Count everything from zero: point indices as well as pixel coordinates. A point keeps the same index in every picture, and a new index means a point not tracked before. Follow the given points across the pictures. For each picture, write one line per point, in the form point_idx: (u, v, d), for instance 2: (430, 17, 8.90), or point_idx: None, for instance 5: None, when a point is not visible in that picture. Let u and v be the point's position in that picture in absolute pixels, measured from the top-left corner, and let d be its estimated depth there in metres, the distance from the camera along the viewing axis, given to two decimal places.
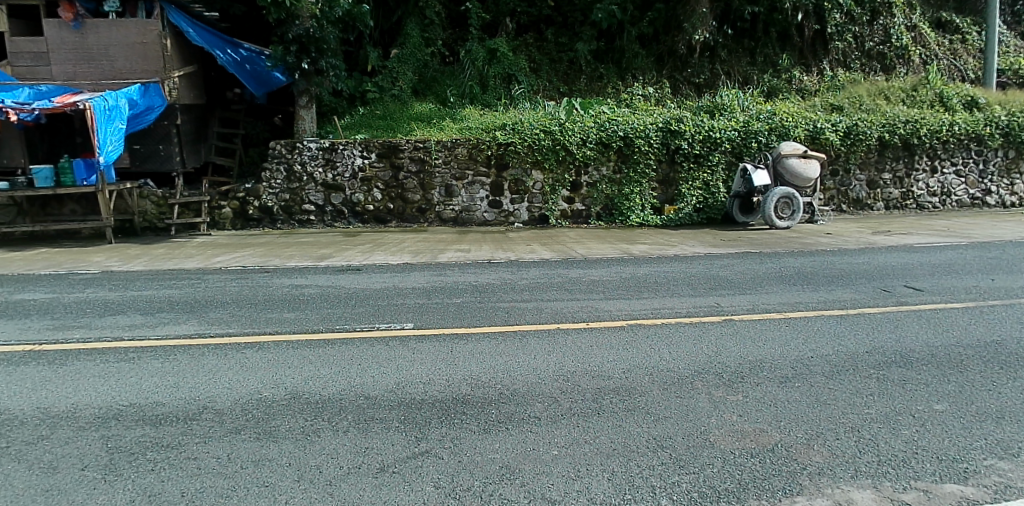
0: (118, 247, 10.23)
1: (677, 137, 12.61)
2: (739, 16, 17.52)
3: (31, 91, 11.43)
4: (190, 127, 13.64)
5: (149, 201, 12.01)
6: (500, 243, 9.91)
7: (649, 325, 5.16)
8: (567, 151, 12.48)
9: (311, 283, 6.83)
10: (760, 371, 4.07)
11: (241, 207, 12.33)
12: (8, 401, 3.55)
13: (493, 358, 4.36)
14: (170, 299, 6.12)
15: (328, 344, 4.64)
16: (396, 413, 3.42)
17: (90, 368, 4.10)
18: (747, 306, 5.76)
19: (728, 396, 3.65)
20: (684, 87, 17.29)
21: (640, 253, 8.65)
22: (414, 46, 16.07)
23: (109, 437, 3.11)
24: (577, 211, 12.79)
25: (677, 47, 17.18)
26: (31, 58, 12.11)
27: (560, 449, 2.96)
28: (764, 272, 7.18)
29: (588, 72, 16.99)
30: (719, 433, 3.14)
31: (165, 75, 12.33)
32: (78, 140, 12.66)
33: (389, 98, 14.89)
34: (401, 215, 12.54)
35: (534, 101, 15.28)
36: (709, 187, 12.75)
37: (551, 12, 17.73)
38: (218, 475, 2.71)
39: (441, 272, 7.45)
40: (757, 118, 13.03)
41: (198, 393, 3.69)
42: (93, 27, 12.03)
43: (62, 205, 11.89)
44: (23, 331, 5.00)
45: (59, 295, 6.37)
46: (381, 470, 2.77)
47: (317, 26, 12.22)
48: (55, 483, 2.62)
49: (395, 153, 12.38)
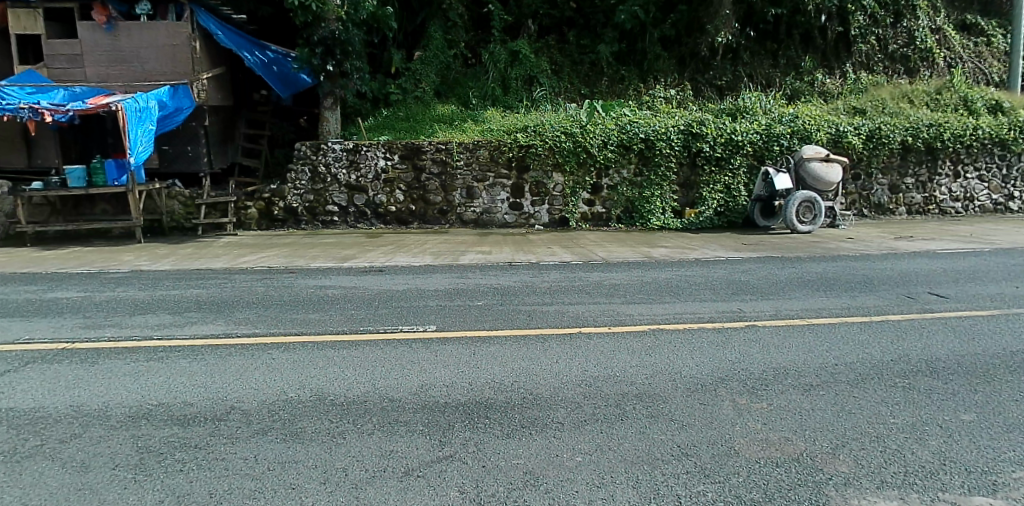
0: (147, 247, 10.35)
1: (699, 139, 12.50)
2: (763, 18, 17.38)
3: (66, 93, 11.65)
4: (217, 128, 13.79)
5: (177, 201, 12.16)
6: (521, 245, 9.96)
7: (673, 329, 5.14)
8: (588, 153, 12.47)
9: (334, 283, 6.88)
10: (785, 378, 4.05)
11: (266, 207, 12.43)
12: (40, 398, 3.62)
13: (519, 361, 4.36)
14: (198, 298, 6.21)
15: (353, 345, 4.67)
16: (420, 416, 3.47)
17: (121, 367, 4.15)
18: (770, 311, 5.70)
19: (754, 403, 3.63)
20: (707, 89, 17.16)
21: (662, 257, 8.63)
22: (437, 48, 16.14)
23: (140, 437, 3.18)
24: (597, 214, 12.76)
25: (700, 49, 17.12)
26: (66, 60, 12.31)
27: (584, 456, 2.96)
28: (783, 278, 7.09)
29: (610, 73, 16.94)
30: (743, 441, 3.13)
31: (193, 77, 12.45)
32: (110, 141, 12.84)
33: (412, 100, 15.00)
34: (422, 216, 12.59)
35: (556, 102, 15.30)
36: (731, 191, 12.62)
37: (573, 13, 17.81)
38: (248, 476, 2.77)
39: (461, 274, 7.46)
40: (779, 121, 12.86)
41: (226, 392, 3.74)
42: (124, 29, 12.22)
43: (94, 205, 12.13)
44: (56, 330, 5.06)
45: (91, 294, 6.46)
46: (407, 473, 2.80)
47: (342, 28, 12.32)
48: (88, 482, 2.70)
49: (418, 155, 12.44)
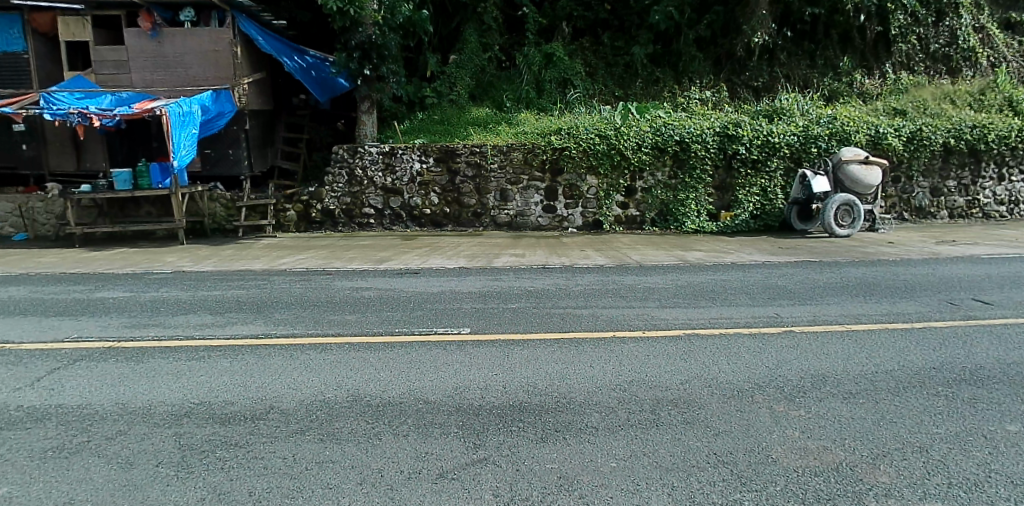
0: (188, 248, 10.60)
1: (734, 141, 12.31)
2: (800, 18, 17.16)
3: (113, 98, 12.10)
4: (258, 132, 14.03)
5: (219, 204, 12.44)
6: (554, 248, 9.91)
7: (709, 334, 5.04)
8: (622, 156, 12.39)
9: (370, 285, 6.93)
10: (823, 386, 3.93)
11: (304, 210, 12.62)
12: (88, 395, 3.72)
13: (552, 365, 4.33)
14: (239, 298, 6.31)
15: (388, 346, 4.68)
16: (454, 418, 3.46)
17: (165, 366, 4.23)
18: (808, 316, 5.57)
19: (791, 411, 3.53)
20: (743, 90, 16.87)
21: (697, 260, 8.51)
22: (472, 51, 16.22)
23: (182, 434, 3.24)
24: (631, 217, 12.68)
25: (736, 50, 16.87)
26: (113, 66, 12.71)
27: (619, 461, 2.91)
28: (823, 282, 6.93)
29: (644, 75, 16.83)
30: (781, 449, 3.03)
31: (235, 82, 12.70)
32: (154, 145, 13.09)
33: (447, 103, 15.14)
34: (456, 219, 12.65)
35: (590, 105, 15.25)
36: (767, 193, 12.44)
37: (607, 15, 17.81)
38: (286, 475, 2.78)
39: (496, 276, 7.45)
40: (817, 123, 12.61)
41: (265, 392, 3.79)
42: (169, 36, 12.51)
43: (139, 206, 12.47)
44: (104, 328, 5.20)
45: (136, 294, 6.62)
46: (440, 475, 2.78)
47: (379, 33, 12.46)
48: (132, 478, 2.74)
49: (452, 158, 12.50)
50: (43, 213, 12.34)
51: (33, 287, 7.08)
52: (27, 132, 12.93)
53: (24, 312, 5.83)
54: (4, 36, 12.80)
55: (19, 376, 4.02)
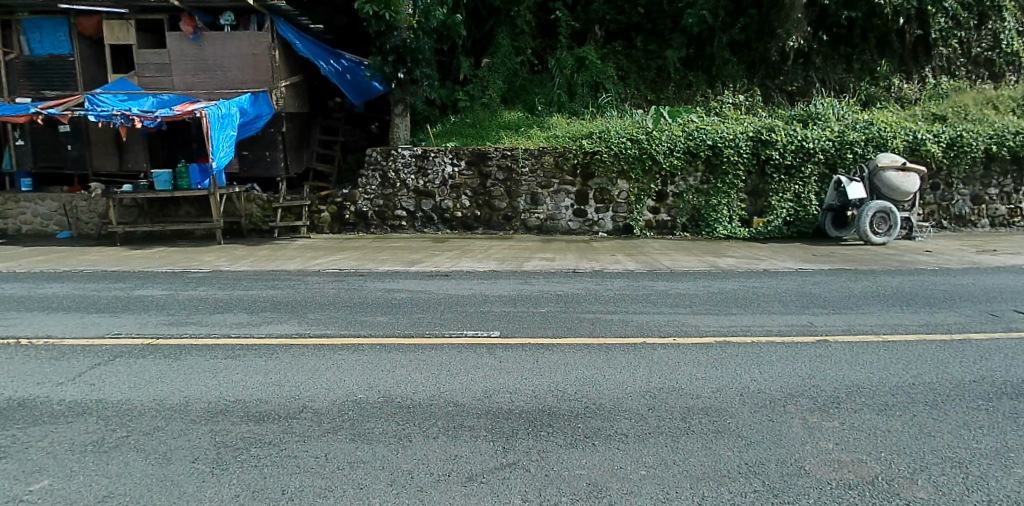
0: (225, 247, 10.82)
1: (768, 146, 12.11)
2: (836, 21, 16.77)
3: (155, 100, 12.69)
4: (294, 135, 14.25)
5: (255, 205, 12.69)
6: (585, 252, 9.87)
7: (740, 343, 4.94)
8: (654, 161, 12.32)
9: (402, 287, 6.96)
10: (858, 397, 3.83)
11: (338, 211, 12.81)
12: (127, 392, 3.79)
13: (581, 370, 4.29)
14: (273, 298, 6.41)
15: (417, 348, 4.71)
16: (484, 422, 3.44)
17: (202, 363, 4.31)
18: (843, 326, 5.44)
19: (825, 422, 3.45)
20: (777, 95, 16.60)
21: (729, 267, 8.40)
22: (504, 55, 16.32)
23: (217, 431, 3.28)
24: (662, 222, 12.59)
25: (770, 54, 16.63)
26: (155, 69, 13.01)
27: (648, 469, 2.87)
28: (860, 290, 6.80)
29: (677, 79, 16.74)
30: (815, 461, 2.96)
31: (272, 85, 12.94)
32: (193, 147, 13.61)
33: (479, 106, 15.21)
34: (487, 222, 12.68)
35: (621, 109, 15.23)
36: (801, 199, 12.17)
37: (641, 18, 17.88)
38: (317, 475, 2.79)
39: (526, 280, 7.44)
40: (852, 128, 12.30)
41: (299, 391, 3.83)
42: (209, 39, 12.78)
43: (178, 207, 12.72)
44: (143, 326, 5.31)
45: (174, 292, 6.76)
46: (469, 478, 2.77)
47: (413, 37, 12.67)
48: (169, 475, 2.78)
49: (484, 161, 12.55)
50: (87, 212, 12.84)
51: (75, 284, 7.28)
52: (72, 133, 13.24)
53: (68, 308, 5.99)
54: (52, 40, 13.20)
55: (62, 372, 4.13)
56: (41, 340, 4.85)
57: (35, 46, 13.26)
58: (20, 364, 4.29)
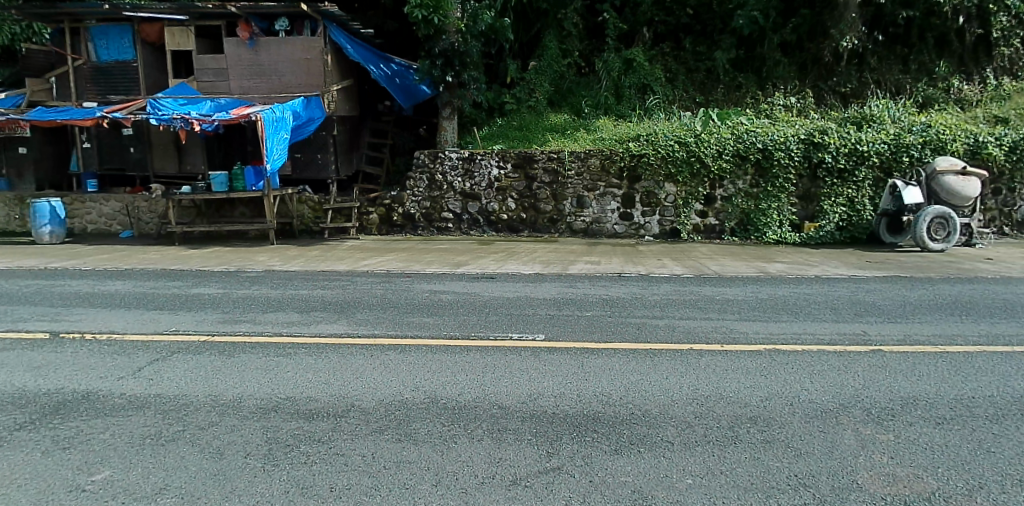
0: (276, 248, 11.10)
1: (820, 150, 11.80)
2: (893, 21, 16.14)
3: (212, 104, 12.94)
4: (345, 138, 14.50)
5: (307, 206, 12.96)
6: (630, 256, 9.78)
7: (792, 351, 4.80)
8: (702, 164, 12.15)
9: (448, 289, 7.02)
10: (915, 410, 3.67)
11: (386, 213, 13.06)
12: (185, 386, 3.91)
13: (627, 375, 4.24)
14: (323, 298, 6.51)
15: (463, 350, 4.71)
16: (529, 425, 3.42)
17: (255, 360, 4.41)
18: (898, 335, 5.22)
19: (879, 434, 3.31)
20: (829, 96, 16.11)
21: (779, 272, 8.19)
22: (551, 57, 16.37)
23: (269, 427, 3.34)
24: (710, 226, 12.38)
25: (823, 55, 16.20)
26: (213, 74, 13.46)
27: (695, 479, 2.79)
28: (918, 299, 6.55)
29: (726, 81, 16.48)
30: (867, 475, 2.83)
31: (325, 89, 13.24)
32: (249, 149, 13.99)
33: (526, 109, 15.32)
34: (533, 225, 12.72)
35: (670, 111, 15.11)
36: (854, 204, 11.78)
37: (690, 19, 17.35)
38: (365, 473, 2.81)
39: (572, 284, 7.40)
40: (909, 130, 11.82)
41: (346, 390, 3.87)
42: (265, 45, 13.15)
43: (234, 208, 13.11)
44: (200, 323, 5.47)
45: (230, 290, 6.96)
46: (514, 482, 2.74)
47: (462, 40, 12.81)
48: (223, 468, 2.84)
49: (530, 164, 12.58)
50: (147, 213, 13.30)
51: (136, 282, 7.57)
52: (134, 136, 13.93)
53: (131, 304, 6.24)
54: (117, 46, 13.81)
55: (123, 366, 4.28)
56: (103, 335, 5.05)
57: (102, 53, 13.91)
58: (86, 358, 4.47)
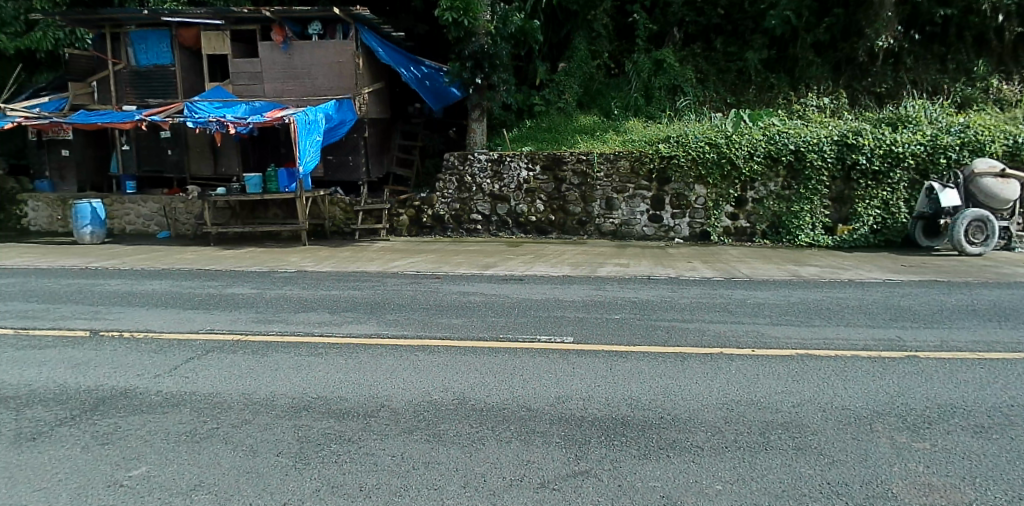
0: (308, 248, 11.26)
1: (854, 151, 11.57)
2: (930, 19, 15.80)
3: (247, 107, 13.33)
4: (376, 140, 14.64)
5: (338, 208, 13.10)
6: (660, 259, 9.69)
7: (824, 356, 4.71)
8: (733, 165, 12.01)
9: (477, 290, 7.04)
10: (951, 418, 3.57)
11: (416, 214, 13.17)
12: (219, 385, 3.97)
13: (656, 379, 4.20)
14: (353, 299, 6.57)
15: (490, 352, 4.72)
16: (557, 428, 3.40)
17: (288, 360, 4.46)
18: (934, 342, 5.08)
19: (914, 443, 3.22)
20: (865, 97, 15.50)
21: (812, 276, 8.05)
22: (581, 59, 16.36)
23: (300, 426, 3.37)
24: (741, 228, 12.24)
25: (857, 54, 15.89)
26: (248, 77, 13.69)
27: (725, 485, 2.73)
28: (953, 304, 6.37)
29: (758, 81, 16.29)
30: (902, 483, 2.74)
31: (356, 91, 13.40)
32: (282, 151, 14.26)
33: (555, 111, 15.39)
34: (561, 227, 12.74)
35: (700, 112, 14.98)
36: (889, 206, 11.52)
37: (721, 19, 17.38)
38: (394, 473, 2.82)
39: (601, 286, 7.37)
40: (946, 131, 11.47)
41: (376, 390, 3.90)
42: (298, 49, 13.35)
43: (267, 209, 13.31)
44: (234, 322, 5.56)
45: (263, 290, 7.07)
46: (542, 485, 2.72)
47: (491, 42, 12.85)
48: (256, 466, 2.87)
49: (559, 166, 12.60)
50: (184, 214, 13.58)
51: (172, 281, 7.74)
52: (172, 138, 14.19)
53: (169, 303, 6.38)
54: (156, 50, 14.14)
55: (160, 364, 4.37)
56: (140, 334, 5.17)
57: (142, 57, 14.25)
58: (125, 355, 4.58)
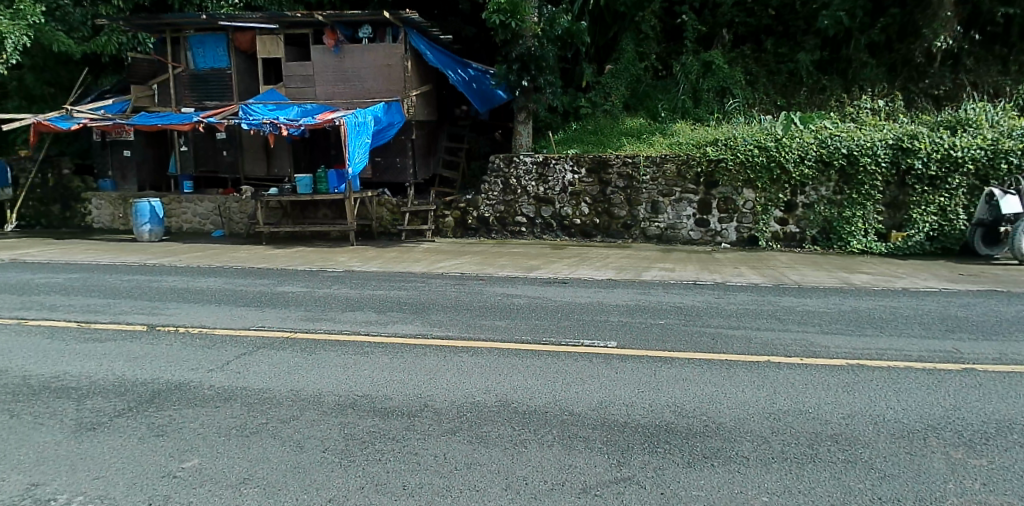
0: (355, 248, 11.46)
1: (909, 155, 11.22)
2: (992, 19, 15.21)
3: (299, 109, 13.55)
4: (422, 141, 14.84)
5: (385, 209, 13.34)
6: (706, 264, 9.53)
7: (876, 367, 4.57)
8: (783, 169, 11.78)
9: (520, 292, 7.06)
10: (1011, 434, 3.40)
11: (461, 216, 13.27)
12: (267, 381, 4.06)
13: (703, 387, 4.13)
14: (398, 299, 6.64)
15: (536, 355, 4.72)
16: (599, 433, 3.38)
17: (334, 359, 4.52)
18: (993, 355, 4.86)
19: (971, 459, 3.07)
20: (921, 99, 15.11)
21: (865, 284, 7.82)
22: (628, 61, 16.30)
23: (346, 424, 3.42)
24: (790, 234, 11.95)
25: (914, 55, 15.34)
26: (300, 80, 14.01)
27: (772, 496, 2.63)
28: (1019, 316, 6.07)
29: (809, 83, 15.95)
30: (957, 501, 2.59)
31: (404, 94, 13.59)
32: (333, 152, 14.53)
33: (601, 113, 15.33)
34: (606, 230, 12.66)
35: (749, 115, 14.73)
36: (946, 213, 11.11)
37: (771, 20, 17.12)
38: (436, 473, 2.82)
39: (646, 290, 7.30)
40: (1008, 135, 10.96)
41: (421, 390, 3.94)
42: (349, 52, 13.61)
43: (317, 209, 13.62)
44: (283, 320, 5.68)
45: (312, 289, 7.21)
46: (584, 490, 2.69)
47: (538, 44, 12.88)
48: (302, 461, 2.93)
49: (604, 169, 12.55)
50: (238, 213, 14.00)
51: (224, 278, 7.97)
52: (227, 139, 14.68)
53: (222, 300, 6.57)
54: (213, 54, 14.60)
55: (213, 359, 4.50)
56: (194, 329, 5.35)
57: (200, 61, 14.72)
58: (178, 350, 4.73)
